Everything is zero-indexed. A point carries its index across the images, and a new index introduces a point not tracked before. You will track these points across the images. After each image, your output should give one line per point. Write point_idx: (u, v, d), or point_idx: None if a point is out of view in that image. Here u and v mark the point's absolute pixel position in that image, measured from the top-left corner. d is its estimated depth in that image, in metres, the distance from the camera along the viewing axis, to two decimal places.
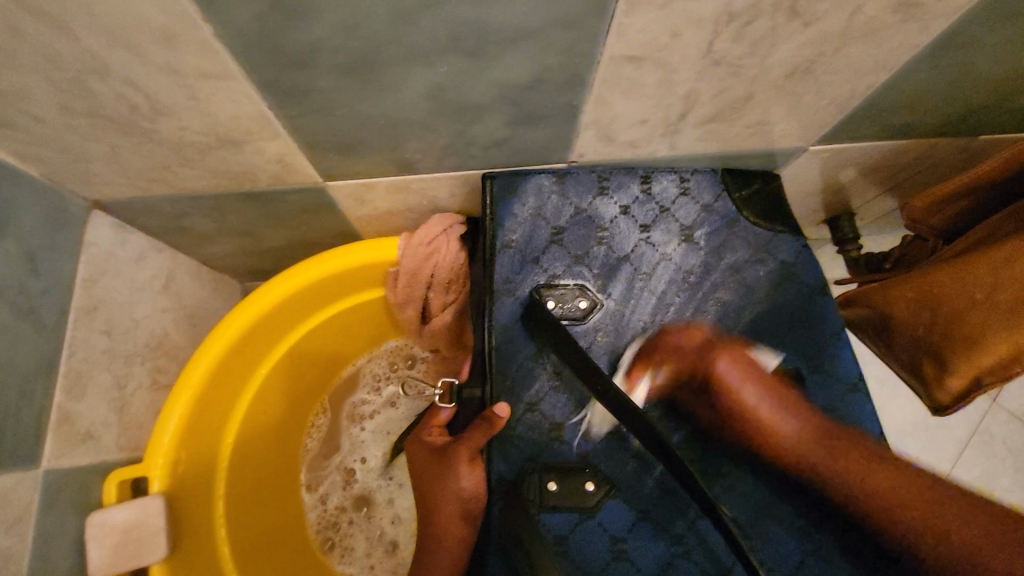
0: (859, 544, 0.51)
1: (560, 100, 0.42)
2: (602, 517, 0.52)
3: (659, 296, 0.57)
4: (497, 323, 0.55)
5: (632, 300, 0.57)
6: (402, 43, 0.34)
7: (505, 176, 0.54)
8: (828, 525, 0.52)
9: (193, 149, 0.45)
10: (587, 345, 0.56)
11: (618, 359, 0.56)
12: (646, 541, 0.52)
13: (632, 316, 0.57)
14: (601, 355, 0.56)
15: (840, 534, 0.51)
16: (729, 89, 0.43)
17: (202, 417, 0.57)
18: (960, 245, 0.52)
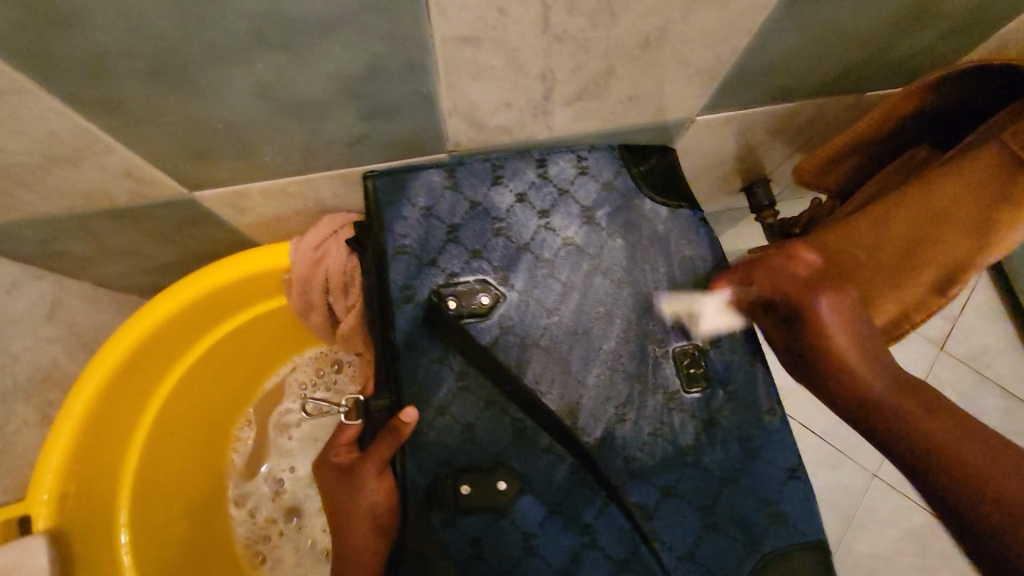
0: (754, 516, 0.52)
1: (407, 88, 0.40)
2: (516, 516, 0.51)
3: (563, 283, 0.54)
4: (397, 330, 0.52)
5: (536, 289, 0.54)
6: (198, 40, 0.32)
7: (387, 176, 0.51)
8: (729, 500, 0.52)
9: (22, 170, 0.41)
10: (495, 340, 0.53)
11: (528, 350, 0.53)
12: (555, 534, 0.51)
13: (538, 305, 0.54)
14: (509, 351, 0.53)
15: (735, 507, 0.52)
16: (586, 65, 0.41)
17: (94, 445, 0.53)
18: (851, 204, 0.50)
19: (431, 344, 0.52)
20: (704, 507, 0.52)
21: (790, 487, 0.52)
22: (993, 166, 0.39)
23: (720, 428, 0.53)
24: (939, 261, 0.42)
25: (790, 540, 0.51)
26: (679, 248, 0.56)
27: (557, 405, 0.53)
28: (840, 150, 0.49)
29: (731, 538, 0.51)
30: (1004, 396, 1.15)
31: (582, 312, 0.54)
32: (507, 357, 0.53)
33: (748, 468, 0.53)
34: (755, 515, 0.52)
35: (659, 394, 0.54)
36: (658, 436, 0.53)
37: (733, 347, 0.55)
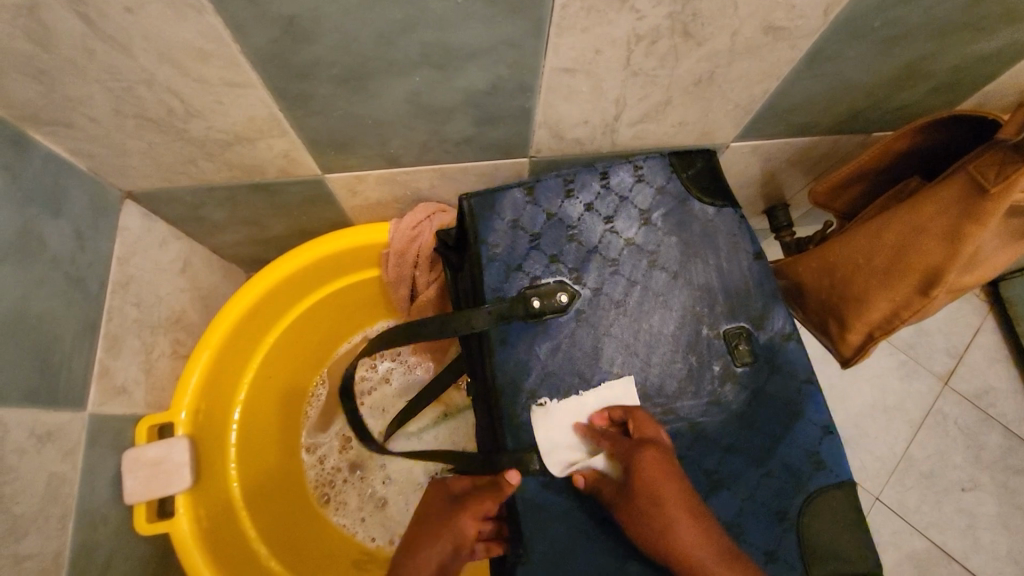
0: (798, 460, 0.58)
1: (515, 103, 0.52)
2: None
3: (628, 279, 0.61)
4: (489, 326, 0.59)
5: (606, 284, 0.61)
6: (385, 58, 0.44)
7: (480, 196, 0.61)
8: (780, 454, 0.58)
9: (215, 145, 0.54)
10: (572, 333, 0.59)
11: (600, 339, 0.60)
12: None
13: (607, 299, 0.60)
14: (584, 343, 0.59)
15: (785, 458, 0.58)
16: (651, 94, 0.53)
17: (218, 377, 0.66)
18: (864, 215, 0.61)
19: (517, 339, 0.59)
20: (756, 459, 0.57)
21: (826, 441, 0.58)
22: (960, 191, 0.49)
23: (765, 398, 0.59)
24: (921, 267, 0.53)
25: (830, 483, 0.57)
26: (728, 242, 0.62)
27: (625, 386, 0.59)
28: (848, 177, 0.61)
29: (784, 484, 0.57)
30: (1006, 435, 1.22)
31: (643, 305, 0.61)
32: (583, 346, 0.59)
33: (792, 425, 0.59)
34: (801, 463, 0.58)
35: (716, 365, 0.60)
36: (714, 402, 0.59)
37: (776, 324, 0.62)
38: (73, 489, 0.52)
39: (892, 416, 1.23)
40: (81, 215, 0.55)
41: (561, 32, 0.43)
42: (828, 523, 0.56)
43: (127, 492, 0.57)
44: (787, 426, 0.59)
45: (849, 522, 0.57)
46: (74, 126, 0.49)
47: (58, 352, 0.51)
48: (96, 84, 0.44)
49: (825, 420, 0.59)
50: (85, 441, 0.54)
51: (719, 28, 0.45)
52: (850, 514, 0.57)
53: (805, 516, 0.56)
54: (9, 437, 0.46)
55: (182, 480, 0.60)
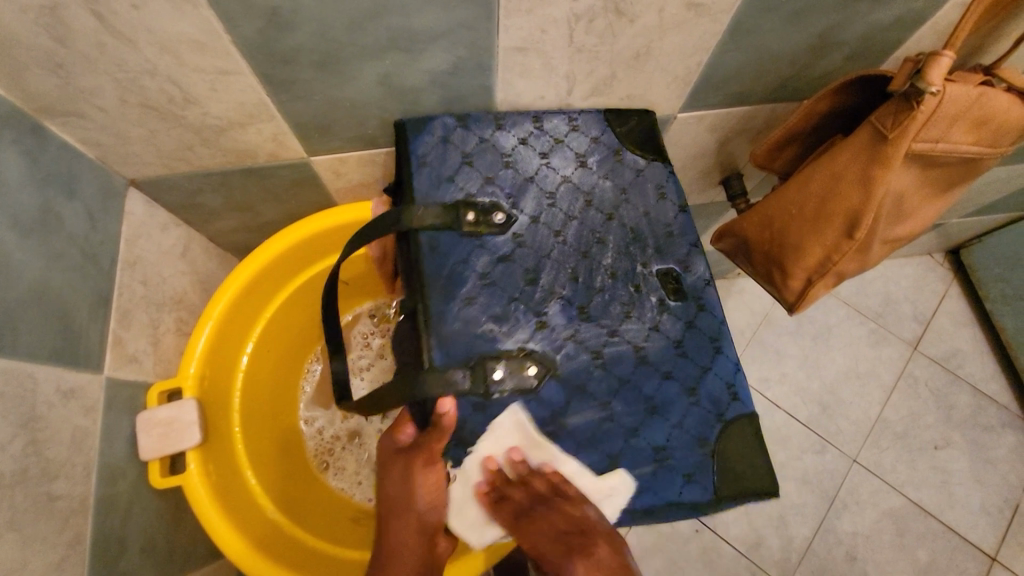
0: (717, 390, 0.63)
1: (477, 82, 0.59)
2: (543, 395, 0.60)
3: (566, 212, 0.65)
4: (421, 234, 0.61)
5: (541, 215, 0.64)
6: (356, 43, 0.51)
7: (413, 119, 0.63)
8: (705, 385, 0.63)
9: (211, 131, 0.61)
10: (510, 252, 0.63)
11: (541, 262, 0.63)
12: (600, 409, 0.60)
13: (544, 228, 0.64)
14: (524, 262, 0.63)
15: (707, 391, 0.63)
16: (597, 69, 0.60)
17: (221, 344, 0.72)
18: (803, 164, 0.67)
19: (453, 251, 0.61)
20: (688, 390, 0.63)
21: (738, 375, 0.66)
22: (866, 141, 0.56)
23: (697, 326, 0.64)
24: (843, 211, 0.60)
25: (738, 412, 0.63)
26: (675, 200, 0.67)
27: (562, 307, 0.62)
28: (781, 139, 0.68)
29: (705, 412, 0.63)
30: (974, 394, 1.30)
31: (582, 235, 0.65)
32: (525, 265, 0.63)
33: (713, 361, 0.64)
34: (720, 394, 0.63)
35: (653, 297, 0.65)
36: (653, 329, 0.64)
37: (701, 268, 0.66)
38: (95, 443, 0.58)
39: (863, 380, 1.30)
40: (91, 198, 0.61)
41: (509, 14, 0.50)
42: (735, 448, 0.62)
43: (143, 451, 0.62)
44: (712, 356, 0.64)
45: (753, 447, 0.63)
46: (85, 116, 0.55)
47: (78, 319, 0.57)
48: (106, 76, 0.50)
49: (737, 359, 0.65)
50: (104, 401, 0.60)
51: (647, 5, 0.52)
52: (756, 441, 0.63)
53: (720, 443, 0.62)
54: (39, 390, 0.52)
55: (191, 437, 0.65)
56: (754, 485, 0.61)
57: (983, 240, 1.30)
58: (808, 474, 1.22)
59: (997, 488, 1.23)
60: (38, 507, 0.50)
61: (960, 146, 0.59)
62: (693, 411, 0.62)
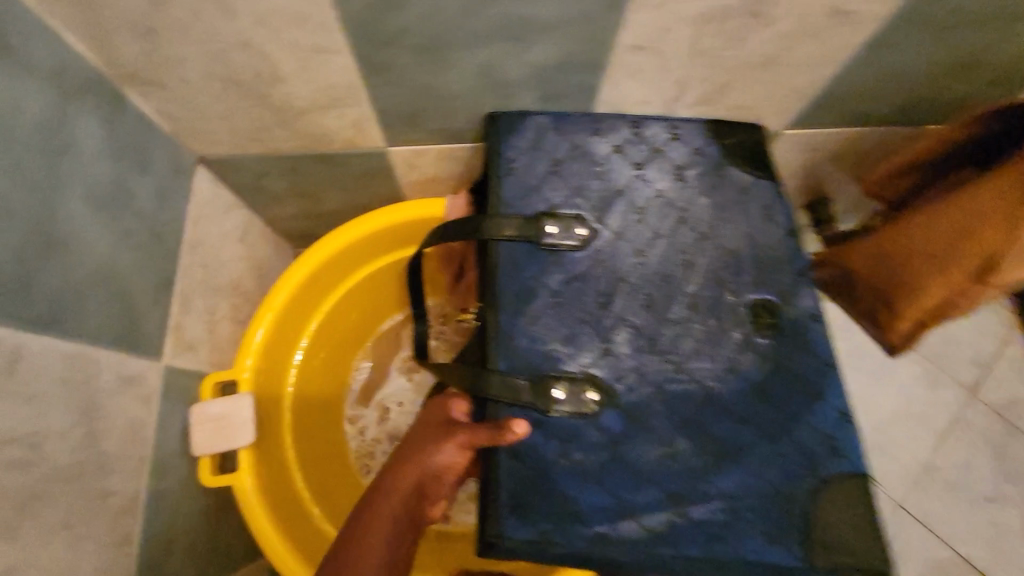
0: (813, 442, 0.55)
1: (582, 80, 0.55)
2: (602, 424, 0.55)
3: (654, 229, 0.59)
4: (496, 246, 0.58)
5: (627, 231, 0.59)
6: (466, 29, 0.47)
7: (506, 116, 0.59)
8: (797, 434, 0.55)
9: (291, 112, 0.57)
10: (586, 270, 0.58)
11: (616, 285, 0.58)
12: (689, 448, 0.54)
13: (627, 245, 0.59)
14: (598, 282, 0.58)
15: (802, 441, 0.55)
16: (713, 76, 0.55)
17: (278, 335, 0.70)
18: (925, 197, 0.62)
19: (529, 265, 0.58)
20: (774, 438, 0.55)
21: (843, 428, 0.55)
22: (1014, 176, 0.51)
23: (787, 369, 0.56)
24: (976, 252, 0.54)
25: (842, 470, 0.54)
26: (785, 225, 0.60)
27: (630, 337, 0.57)
28: (903, 166, 0.63)
29: (796, 465, 0.54)
30: None
31: (668, 257, 0.59)
32: (597, 288, 0.58)
33: (811, 407, 0.56)
34: (818, 447, 0.55)
35: (734, 333, 0.57)
36: (731, 369, 0.56)
37: (807, 300, 0.59)
38: (147, 434, 0.55)
39: None
40: (162, 174, 0.57)
41: (637, 8, 0.46)
42: (838, 510, 0.53)
43: (194, 445, 0.60)
44: (810, 405, 0.56)
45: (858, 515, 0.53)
46: (167, 88, 0.52)
47: (141, 302, 0.54)
48: (196, 46, 0.47)
49: (843, 406, 0.56)
50: (159, 390, 0.57)
51: (789, 9, 0.47)
52: (862, 512, 0.53)
53: (815, 505, 0.53)
54: (99, 377, 0.48)
55: (244, 436, 0.62)
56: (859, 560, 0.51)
57: None
58: None
59: None
60: (89, 502, 0.47)
61: None
62: (785, 460, 0.54)
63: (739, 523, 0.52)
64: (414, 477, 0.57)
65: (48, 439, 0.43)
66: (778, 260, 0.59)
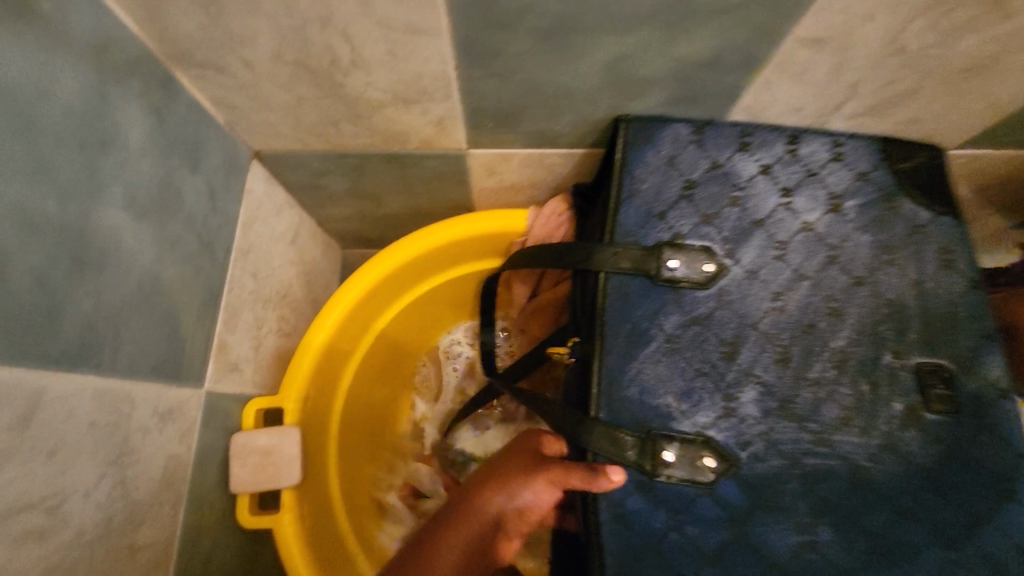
0: (1008, 555, 0.44)
1: (729, 80, 0.44)
2: (720, 497, 0.46)
3: (796, 269, 0.50)
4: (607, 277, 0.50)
5: (762, 270, 0.50)
6: (607, 10, 0.36)
7: (641, 121, 0.50)
8: (985, 540, 0.44)
9: (367, 105, 0.48)
10: (710, 313, 0.49)
11: (744, 333, 0.49)
12: (840, 538, 0.44)
13: (762, 287, 0.50)
14: (724, 328, 0.49)
15: (991, 550, 0.44)
16: (898, 81, 0.43)
17: (333, 354, 0.62)
18: None
19: (643, 301, 0.50)
20: (950, 540, 0.44)
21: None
22: None
23: (964, 455, 0.45)
24: None
25: None
26: (960, 279, 0.50)
27: (758, 396, 0.48)
28: None
29: None
30: None
31: (811, 303, 0.49)
32: (721, 334, 0.49)
33: (1007, 509, 0.44)
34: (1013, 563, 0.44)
35: (896, 404, 0.47)
36: (888, 447, 0.46)
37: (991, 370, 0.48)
38: (185, 474, 0.47)
39: None
40: (214, 171, 0.49)
41: None
42: None
43: (234, 481, 0.52)
44: (1000, 505, 0.44)
45: None
46: (227, 70, 0.43)
47: (184, 322, 0.46)
48: (266, 19, 0.38)
49: None
50: (200, 421, 0.49)
51: None
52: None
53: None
54: (134, 416, 0.41)
55: (289, 475, 0.54)
56: None
57: None
58: None
59: None
60: (116, 565, 0.39)
61: None
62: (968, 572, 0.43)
63: None
64: (494, 510, 0.49)
65: (72, 497, 0.35)
66: (956, 319, 0.49)
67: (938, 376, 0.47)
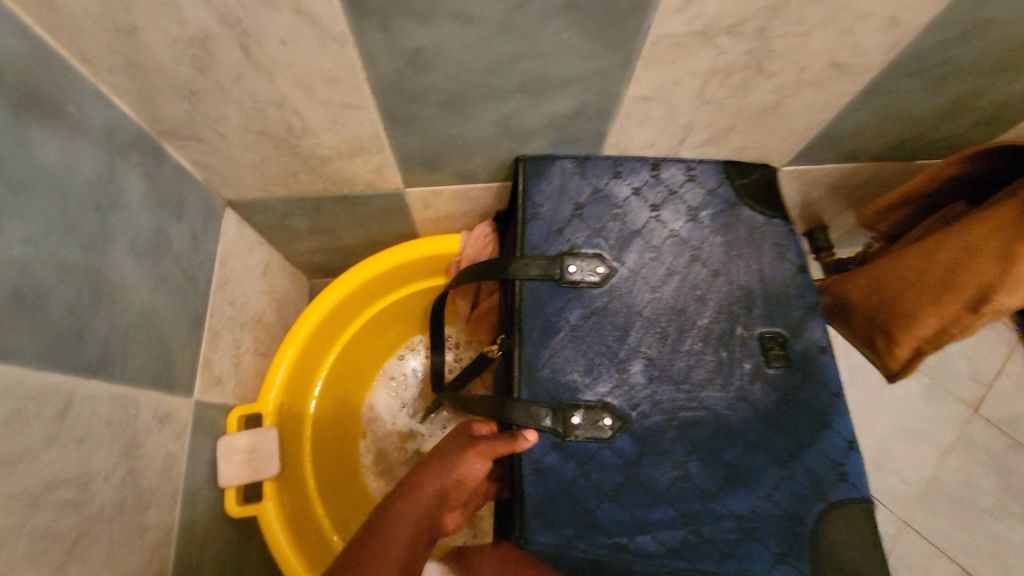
0: (823, 469, 0.58)
1: (593, 127, 0.58)
2: (617, 448, 0.58)
3: (668, 267, 0.63)
4: (522, 283, 0.63)
5: (643, 268, 0.63)
6: (487, 86, 0.50)
7: (535, 159, 0.63)
8: (806, 459, 0.59)
9: (318, 160, 0.60)
10: (604, 305, 0.62)
11: (632, 319, 0.62)
12: (704, 467, 0.58)
13: (643, 281, 0.63)
14: (616, 316, 0.62)
15: (811, 465, 0.58)
16: (717, 121, 0.58)
17: (301, 367, 0.73)
18: (913, 236, 0.65)
19: (551, 300, 0.62)
20: (783, 462, 0.58)
21: (851, 455, 0.59)
22: (1015, 217, 0.53)
23: (792, 397, 0.60)
24: (974, 285, 0.56)
25: (851, 495, 0.58)
26: (790, 267, 0.65)
27: (644, 367, 0.61)
28: (896, 201, 0.66)
29: (805, 490, 0.58)
30: None
31: (681, 292, 0.63)
32: (613, 321, 0.62)
33: (821, 434, 0.59)
34: (826, 473, 0.58)
35: (747, 363, 0.61)
36: (740, 398, 0.60)
37: (812, 333, 0.63)
38: (180, 468, 0.57)
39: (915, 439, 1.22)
40: (195, 219, 0.60)
41: (648, 65, 0.49)
42: (843, 531, 0.57)
43: (222, 476, 0.62)
44: (816, 432, 0.59)
45: (864, 537, 0.57)
46: (204, 140, 0.55)
47: (175, 342, 0.57)
48: (234, 104, 0.50)
49: (849, 435, 0.60)
50: (191, 424, 0.59)
51: (789, 64, 0.49)
52: (868, 536, 0.57)
53: (820, 526, 0.57)
54: (139, 416, 0.51)
55: (269, 468, 0.65)
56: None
57: None
58: None
59: None
60: (129, 537, 0.49)
61: None
62: (796, 484, 0.58)
63: (750, 543, 0.56)
64: (436, 487, 0.59)
65: (95, 478, 0.45)
66: (788, 295, 0.64)
67: (772, 341, 0.62)
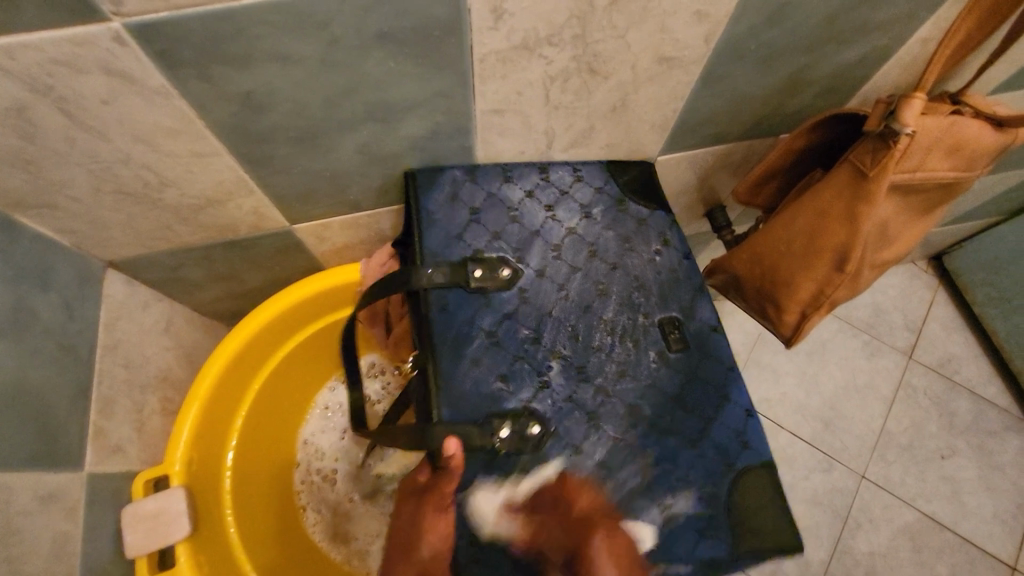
0: (727, 442, 0.61)
1: (457, 144, 0.59)
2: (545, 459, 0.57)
3: (570, 263, 0.64)
4: (431, 295, 0.61)
5: (548, 267, 0.64)
6: (332, 119, 0.51)
7: (426, 170, 0.62)
8: (712, 435, 0.61)
9: (189, 210, 0.60)
10: (516, 307, 0.62)
11: (544, 318, 0.62)
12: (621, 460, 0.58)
13: (549, 281, 0.63)
14: (529, 318, 0.62)
15: (716, 440, 0.60)
16: (575, 124, 0.60)
17: (211, 419, 0.71)
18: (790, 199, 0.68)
19: (459, 307, 0.61)
20: (692, 442, 0.60)
21: (749, 423, 0.62)
22: (847, 178, 0.57)
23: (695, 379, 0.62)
24: (833, 245, 0.60)
25: (754, 461, 0.60)
26: (676, 253, 0.68)
27: (561, 367, 0.61)
28: (761, 175, 0.69)
29: (715, 464, 0.59)
30: (974, 400, 1.25)
31: (585, 288, 0.64)
32: (526, 324, 0.62)
33: (722, 407, 0.62)
34: (730, 443, 0.61)
35: (651, 353, 0.63)
36: (651, 387, 0.61)
37: (701, 312, 0.66)
38: (76, 546, 0.55)
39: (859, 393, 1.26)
40: (67, 287, 0.59)
41: (485, 81, 0.50)
42: (750, 497, 0.59)
43: (127, 546, 0.59)
44: (718, 406, 0.62)
45: (770, 501, 0.59)
46: (58, 207, 0.54)
47: (55, 416, 0.55)
48: (78, 167, 0.49)
49: (746, 404, 0.63)
50: (84, 499, 0.57)
51: (620, 63, 0.52)
52: (770, 497, 0.59)
53: (733, 495, 0.58)
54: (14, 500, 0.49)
55: (179, 530, 0.63)
56: (773, 540, 0.58)
57: (961, 247, 1.29)
58: (817, 494, 1.15)
59: (1011, 495, 1.17)
60: None
61: (937, 172, 0.58)
62: (705, 461, 0.59)
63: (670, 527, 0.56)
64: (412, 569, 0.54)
65: None
66: (676, 279, 0.67)
67: (668, 326, 0.64)
